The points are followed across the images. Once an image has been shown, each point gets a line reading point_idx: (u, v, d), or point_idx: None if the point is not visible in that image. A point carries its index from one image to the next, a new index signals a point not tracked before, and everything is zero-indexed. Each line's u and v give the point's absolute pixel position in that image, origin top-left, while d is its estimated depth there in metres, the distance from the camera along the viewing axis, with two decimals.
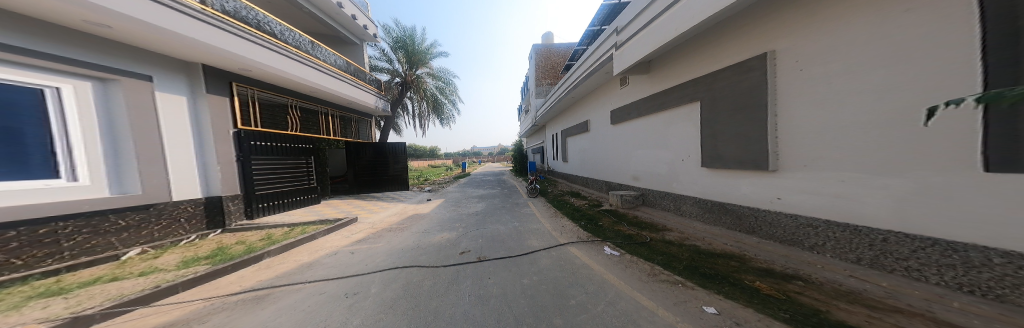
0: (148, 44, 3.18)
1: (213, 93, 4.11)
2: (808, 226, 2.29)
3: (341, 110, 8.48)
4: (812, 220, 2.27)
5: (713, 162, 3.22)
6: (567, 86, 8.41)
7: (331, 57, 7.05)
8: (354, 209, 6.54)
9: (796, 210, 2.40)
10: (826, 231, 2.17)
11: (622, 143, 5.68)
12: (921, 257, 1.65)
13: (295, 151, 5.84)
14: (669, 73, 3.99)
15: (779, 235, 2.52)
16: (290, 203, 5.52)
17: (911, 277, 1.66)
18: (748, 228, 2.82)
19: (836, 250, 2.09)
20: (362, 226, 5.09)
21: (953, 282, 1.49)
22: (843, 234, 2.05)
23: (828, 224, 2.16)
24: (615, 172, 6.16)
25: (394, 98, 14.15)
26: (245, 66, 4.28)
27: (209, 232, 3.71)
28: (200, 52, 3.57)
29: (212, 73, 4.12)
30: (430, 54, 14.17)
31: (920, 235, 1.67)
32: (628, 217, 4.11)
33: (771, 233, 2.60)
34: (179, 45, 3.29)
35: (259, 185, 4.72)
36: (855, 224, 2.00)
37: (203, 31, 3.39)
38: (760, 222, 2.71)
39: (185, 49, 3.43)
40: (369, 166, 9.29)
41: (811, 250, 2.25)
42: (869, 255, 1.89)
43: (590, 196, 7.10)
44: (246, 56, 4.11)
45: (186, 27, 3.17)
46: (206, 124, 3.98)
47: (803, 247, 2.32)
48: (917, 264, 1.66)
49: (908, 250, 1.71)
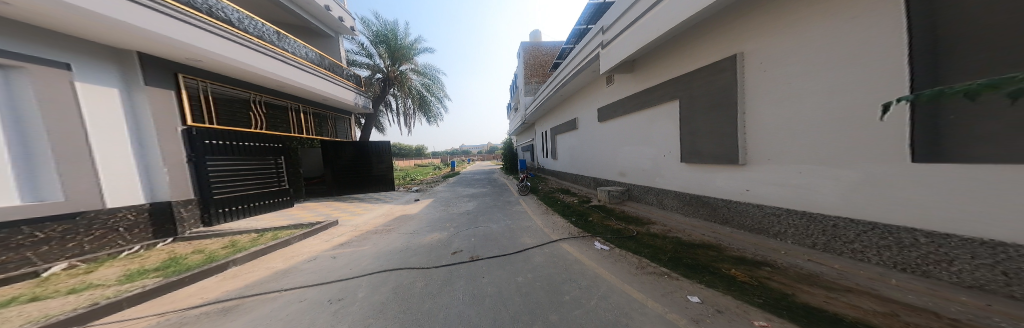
0: (64, 26, 2.70)
1: (155, 86, 3.62)
2: (773, 214, 2.57)
3: (315, 106, 7.88)
4: (776, 209, 2.55)
5: (691, 159, 3.47)
6: (556, 84, 8.58)
7: (300, 49, 6.50)
8: (334, 211, 6.10)
9: (764, 200, 2.66)
10: (787, 218, 2.45)
11: (609, 141, 5.90)
12: (864, 240, 1.93)
13: (262, 150, 5.32)
14: (651, 71, 4.23)
15: (748, 224, 2.80)
16: (259, 206, 5.02)
17: (856, 258, 1.94)
18: (722, 218, 3.09)
19: (795, 236, 2.37)
20: (344, 229, 4.75)
21: (889, 261, 1.77)
22: (801, 221, 2.34)
23: (789, 212, 2.44)
24: (603, 169, 6.39)
25: (375, 95, 13.47)
26: (195, 55, 3.82)
27: (158, 242, 3.25)
28: (135, 38, 3.13)
29: (152, 63, 3.63)
30: (414, 49, 13.68)
31: (863, 220, 1.95)
32: (615, 212, 4.31)
33: (741, 223, 2.88)
34: (106, 29, 2.86)
35: (218, 188, 4.24)
36: (811, 211, 2.28)
37: (133, 13, 2.95)
38: (732, 213, 2.99)
39: (114, 35, 2.99)
40: (349, 166, 8.73)
41: (775, 237, 2.53)
42: (823, 240, 2.17)
43: (580, 192, 7.30)
44: (193, 43, 3.65)
45: (115, 9, 2.77)
46: (149, 120, 3.48)
47: (769, 234, 2.60)
48: (861, 246, 1.94)
49: (853, 233, 2.00)
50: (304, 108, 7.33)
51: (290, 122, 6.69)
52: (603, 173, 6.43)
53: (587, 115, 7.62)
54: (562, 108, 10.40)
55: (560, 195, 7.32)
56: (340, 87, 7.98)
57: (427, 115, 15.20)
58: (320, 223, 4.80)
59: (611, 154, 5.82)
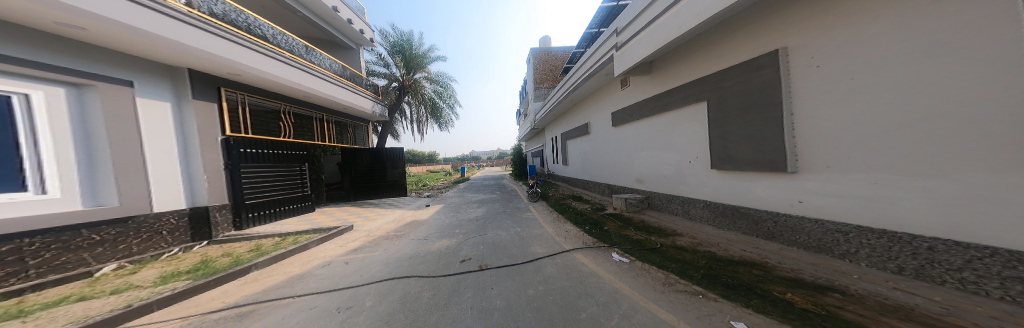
0: (126, 47, 2.99)
1: (200, 99, 3.94)
2: (837, 231, 2.11)
3: (337, 115, 8.34)
4: (842, 225, 2.08)
5: (725, 164, 3.12)
6: (566, 89, 8.41)
7: (325, 61, 6.93)
8: (351, 216, 6.34)
9: (822, 214, 2.23)
10: (859, 237, 1.98)
11: (624, 145, 5.60)
12: (978, 268, 1.41)
13: (289, 157, 5.67)
14: (672, 73, 3.93)
15: (804, 241, 2.36)
16: (283, 211, 5.32)
17: (967, 291, 1.42)
18: (767, 233, 2.69)
19: (873, 258, 1.88)
20: (358, 234, 4.90)
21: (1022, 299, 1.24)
22: (880, 241, 1.85)
23: (861, 229, 1.97)
24: (618, 175, 6.07)
25: (391, 103, 14.06)
26: (236, 70, 4.15)
27: (194, 245, 3.49)
28: (185, 56, 3.42)
29: (199, 79, 3.96)
30: (428, 58, 14.19)
31: (975, 243, 1.43)
32: (634, 221, 4.00)
33: (792, 239, 2.46)
34: (162, 48, 3.12)
35: (250, 193, 4.53)
36: (894, 230, 1.79)
37: (186, 33, 3.23)
38: (782, 227, 2.55)
39: (169, 53, 3.27)
40: (367, 172, 9.09)
41: (844, 258, 2.05)
42: (914, 265, 1.66)
43: (593, 199, 6.99)
44: (234, 59, 3.96)
45: (169, 29, 3.02)
46: (192, 132, 3.78)
47: (834, 254, 2.13)
48: (974, 275, 1.42)
49: (961, 260, 1.47)
50: (327, 117, 7.77)
51: (314, 131, 7.11)
52: (618, 179, 6.10)
53: (600, 119, 7.34)
54: (573, 113, 10.18)
55: (572, 202, 7.05)
56: (360, 96, 8.41)
57: (439, 121, 15.62)
58: (336, 228, 5.00)
59: (627, 158, 5.50)
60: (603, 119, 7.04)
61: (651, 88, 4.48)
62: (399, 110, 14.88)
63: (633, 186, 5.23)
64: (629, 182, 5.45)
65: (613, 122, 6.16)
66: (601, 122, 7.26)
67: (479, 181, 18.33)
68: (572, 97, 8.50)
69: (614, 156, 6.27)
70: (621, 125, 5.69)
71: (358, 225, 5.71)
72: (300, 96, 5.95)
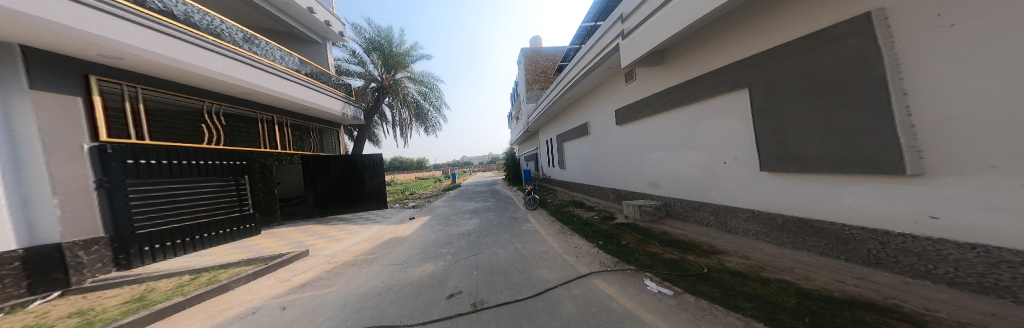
0: None
1: (41, 88, 2.77)
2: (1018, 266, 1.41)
3: (299, 118, 7.16)
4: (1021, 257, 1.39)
5: (781, 164, 2.68)
6: (562, 87, 7.96)
7: (274, 52, 5.79)
8: (311, 237, 5.22)
9: (964, 232, 1.59)
10: None
11: (636, 145, 5.24)
12: None
13: (219, 170, 4.65)
14: (701, 56, 3.51)
15: (935, 271, 1.71)
16: (211, 237, 4.28)
17: None
18: (865, 256, 2.08)
19: None
20: (314, 261, 3.84)
21: None
22: None
23: None
24: (627, 179, 5.75)
25: (369, 105, 12.80)
26: (111, 52, 3.09)
27: (30, 301, 2.31)
28: (22, 28, 2.40)
29: (40, 60, 2.80)
30: (409, 56, 13.12)
31: None
32: (659, 236, 3.66)
33: (909, 265, 1.84)
34: None
35: (143, 220, 3.45)
36: None
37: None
38: (898, 249, 1.90)
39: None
40: (339, 182, 7.89)
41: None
42: None
43: (597, 207, 6.59)
44: (112, 40, 2.93)
45: None
46: (25, 136, 2.59)
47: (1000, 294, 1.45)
48: None
49: None
50: (282, 120, 6.64)
51: (264, 135, 5.94)
52: (628, 183, 5.74)
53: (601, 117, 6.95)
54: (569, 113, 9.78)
55: (575, 210, 6.60)
56: (327, 95, 7.35)
57: (425, 124, 14.50)
58: (287, 253, 3.94)
59: (636, 159, 5.28)
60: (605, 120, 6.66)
61: (669, 79, 4.10)
62: (379, 113, 13.54)
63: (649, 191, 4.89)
64: (644, 183, 5.07)
65: (619, 121, 5.86)
66: (601, 123, 6.88)
67: (471, 188, 17.41)
68: (569, 97, 8.11)
69: (620, 160, 5.97)
70: (627, 123, 5.47)
71: (318, 248, 4.65)
72: (230, 91, 4.89)
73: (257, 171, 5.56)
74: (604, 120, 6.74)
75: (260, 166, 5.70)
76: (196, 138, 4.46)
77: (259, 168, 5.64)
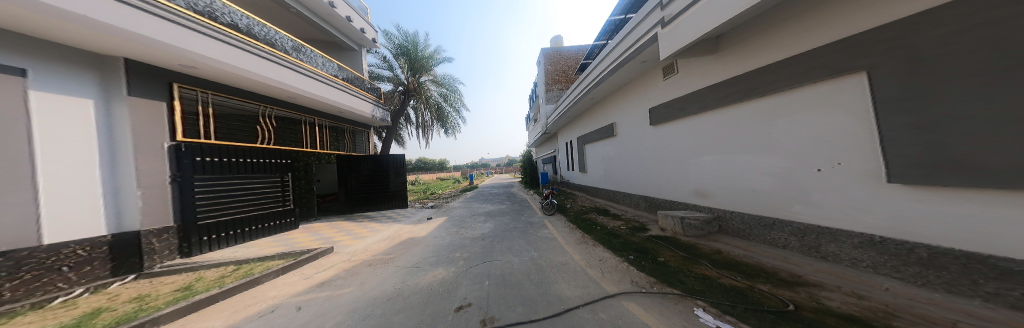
0: (33, 26, 2.33)
1: (139, 96, 3.27)
2: None
3: (334, 120, 7.84)
4: None
5: (910, 172, 1.88)
6: (586, 85, 7.37)
7: (318, 60, 6.27)
8: (338, 234, 5.99)
9: None
10: None
11: (676, 144, 4.53)
12: None
13: (268, 168, 5.15)
14: (783, 38, 2.74)
15: None
16: (257, 230, 4.76)
17: None
18: None
19: None
20: (338, 259, 4.26)
21: None
22: None
23: None
24: (661, 184, 5.05)
25: (396, 107, 13.56)
26: (189, 61, 3.49)
27: (111, 282, 2.72)
28: (123, 42, 2.81)
29: (140, 71, 3.30)
30: (433, 60, 13.58)
31: None
32: (715, 257, 2.99)
33: None
34: (75, 27, 2.43)
35: (205, 212, 3.91)
36: None
37: (117, 12, 2.56)
38: None
39: (102, 39, 2.69)
40: (368, 181, 8.46)
41: None
42: None
43: (625, 215, 5.93)
44: (188, 49, 3.30)
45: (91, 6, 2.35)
46: (123, 136, 3.07)
47: None
48: None
49: None
50: (320, 122, 7.28)
51: (306, 137, 6.56)
52: (662, 189, 5.03)
53: (629, 121, 6.23)
54: (591, 115, 9.08)
55: (596, 218, 6.15)
56: (360, 99, 7.91)
57: (445, 126, 14.90)
58: (314, 247, 4.48)
59: (675, 162, 4.58)
60: (634, 117, 5.97)
61: (733, 68, 3.36)
62: (404, 115, 14.28)
63: (693, 200, 4.19)
64: (686, 189, 4.36)
65: (653, 121, 5.15)
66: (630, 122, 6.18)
67: (488, 190, 17.51)
68: (592, 96, 7.46)
69: (653, 162, 5.28)
70: (662, 124, 4.85)
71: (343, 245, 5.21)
72: (280, 96, 5.40)
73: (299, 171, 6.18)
74: (632, 118, 6.09)
75: (301, 166, 6.33)
76: (252, 139, 5.01)
77: (299, 167, 6.24)
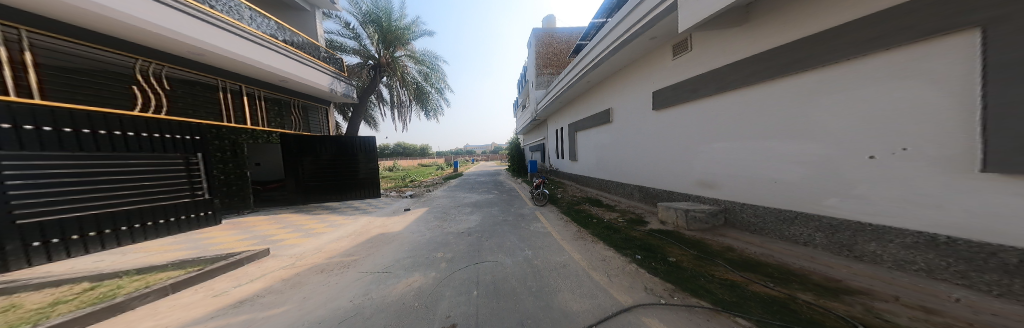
0: None
1: None
2: None
3: (273, 90, 6.82)
4: None
5: (1001, 167, 1.64)
6: (587, 65, 7.55)
7: (236, 9, 5.34)
8: (285, 230, 5.12)
9: None
10: None
11: (689, 132, 4.40)
12: None
13: (165, 146, 4.36)
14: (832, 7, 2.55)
15: None
16: (142, 229, 3.96)
17: None
18: None
19: None
20: (272, 266, 3.58)
21: None
22: None
23: None
24: (669, 175, 4.92)
25: (365, 85, 12.08)
26: None
27: None
28: None
29: None
30: (409, 32, 12.01)
31: None
32: (730, 255, 2.70)
33: None
34: None
35: (32, 207, 3.02)
36: None
37: None
38: None
39: None
40: (329, 164, 7.84)
41: None
42: None
43: (619, 207, 6.14)
44: None
45: None
46: None
47: None
48: None
49: None
50: (253, 91, 6.35)
51: (224, 106, 5.69)
52: (669, 180, 4.94)
53: (635, 105, 6.19)
54: (590, 99, 9.23)
55: (594, 211, 6.32)
56: (310, 67, 7.08)
57: (425, 108, 13.73)
58: (245, 252, 3.81)
59: (681, 154, 4.59)
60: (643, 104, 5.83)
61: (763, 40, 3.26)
62: (376, 94, 12.72)
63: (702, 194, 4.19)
64: (698, 177, 4.25)
65: (657, 106, 5.27)
66: (637, 105, 6.08)
67: (473, 178, 17.01)
68: (600, 70, 7.14)
69: (660, 153, 5.22)
70: (666, 109, 5.02)
71: (287, 243, 4.52)
72: (176, 49, 4.45)
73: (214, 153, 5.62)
74: (640, 100, 5.97)
75: (218, 147, 5.73)
76: (124, 102, 4.13)
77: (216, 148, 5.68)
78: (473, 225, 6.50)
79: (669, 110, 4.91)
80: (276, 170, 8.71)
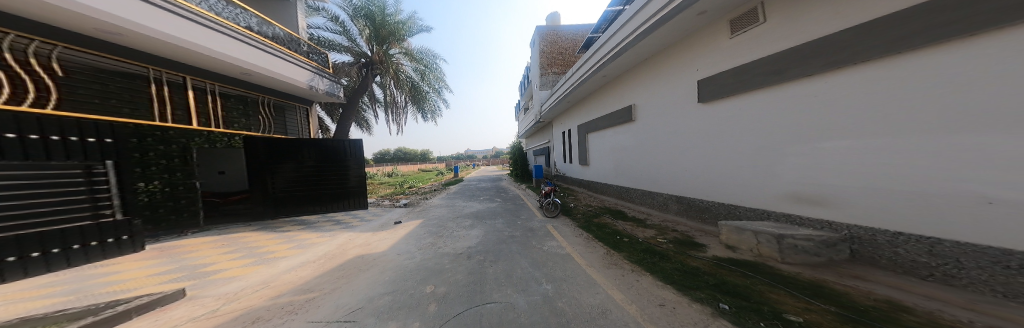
0: None
1: None
2: None
3: (226, 84, 6.20)
4: None
5: None
6: (604, 55, 6.68)
7: None
8: (228, 260, 4.19)
9: None
10: None
11: (786, 125, 3.32)
12: None
13: (61, 150, 3.63)
14: None
15: None
16: (15, 264, 3.08)
17: None
18: None
19: None
20: (177, 317, 2.52)
21: None
22: None
23: None
24: (751, 186, 3.84)
25: (358, 84, 11.60)
26: None
27: None
28: None
29: None
30: (403, 27, 11.52)
31: None
32: (906, 321, 1.58)
33: None
34: None
35: None
36: None
37: None
38: None
39: None
40: (310, 175, 7.68)
41: None
42: None
43: (651, 221, 5.11)
44: None
45: None
46: None
47: None
48: None
49: None
50: (204, 85, 5.85)
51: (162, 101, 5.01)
52: (753, 191, 3.83)
53: (675, 97, 5.20)
54: (605, 95, 8.35)
55: (620, 226, 5.30)
56: (268, 54, 6.30)
57: (421, 108, 13.12)
58: (154, 293, 2.90)
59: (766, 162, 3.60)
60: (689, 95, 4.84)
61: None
62: (369, 94, 12.06)
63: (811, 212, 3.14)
64: (801, 188, 3.22)
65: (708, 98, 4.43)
66: (678, 95, 5.10)
67: (475, 184, 16.10)
68: (623, 60, 6.18)
69: (728, 156, 4.13)
70: (730, 100, 4.06)
71: (223, 278, 3.54)
72: (84, 26, 3.58)
73: (153, 161, 5.47)
74: (683, 89, 4.98)
75: (160, 153, 5.59)
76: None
77: (156, 155, 5.53)
78: (474, 244, 5.66)
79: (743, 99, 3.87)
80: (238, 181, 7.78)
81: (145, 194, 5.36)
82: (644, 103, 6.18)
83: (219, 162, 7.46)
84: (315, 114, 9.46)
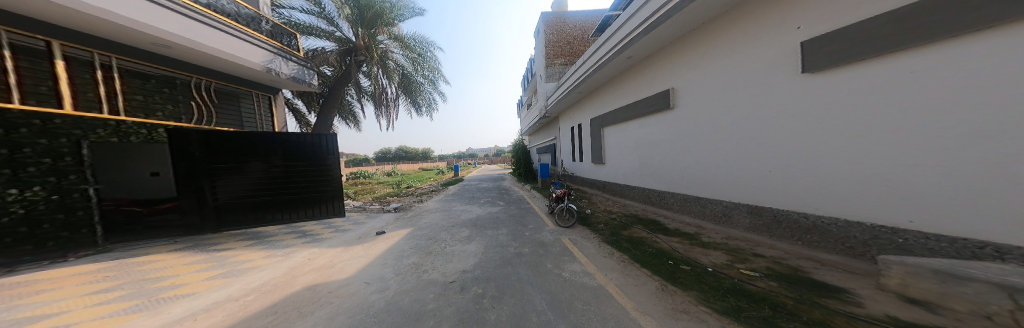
0: None
1: None
2: None
3: (143, 60, 4.79)
4: None
5: None
6: (637, 27, 5.44)
7: None
8: (91, 310, 2.83)
9: None
10: None
11: (974, 91, 2.08)
12: None
13: None
14: None
15: None
16: None
17: None
18: None
19: None
20: None
21: None
22: None
23: None
24: (904, 187, 2.58)
25: (340, 73, 10.18)
26: None
27: None
28: None
29: None
30: (391, 9, 10.07)
31: None
32: None
33: None
34: None
35: None
36: None
37: None
38: None
39: None
40: (274, 177, 6.32)
41: None
42: None
43: (709, 238, 3.91)
44: None
45: None
46: None
47: None
48: None
49: None
50: (91, 57, 4.26)
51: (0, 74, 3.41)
52: (909, 197, 2.56)
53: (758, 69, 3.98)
54: (632, 79, 7.12)
55: (665, 244, 4.08)
56: (202, 25, 4.97)
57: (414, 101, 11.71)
58: None
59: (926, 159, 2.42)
60: (787, 65, 3.60)
61: None
62: (354, 84, 10.64)
63: None
64: (998, 187, 2.02)
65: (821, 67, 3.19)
66: (766, 67, 3.87)
67: (473, 185, 14.71)
68: (669, 26, 4.85)
69: (855, 147, 2.91)
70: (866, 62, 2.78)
71: None
72: None
73: (31, 161, 4.02)
74: (775, 58, 3.74)
75: (42, 149, 4.14)
76: None
77: (36, 152, 4.07)
78: (470, 267, 4.36)
79: (886, 60, 2.61)
80: (164, 189, 6.57)
81: (19, 204, 3.93)
82: (704, 82, 4.93)
83: (137, 163, 6.26)
84: (282, 103, 7.95)
